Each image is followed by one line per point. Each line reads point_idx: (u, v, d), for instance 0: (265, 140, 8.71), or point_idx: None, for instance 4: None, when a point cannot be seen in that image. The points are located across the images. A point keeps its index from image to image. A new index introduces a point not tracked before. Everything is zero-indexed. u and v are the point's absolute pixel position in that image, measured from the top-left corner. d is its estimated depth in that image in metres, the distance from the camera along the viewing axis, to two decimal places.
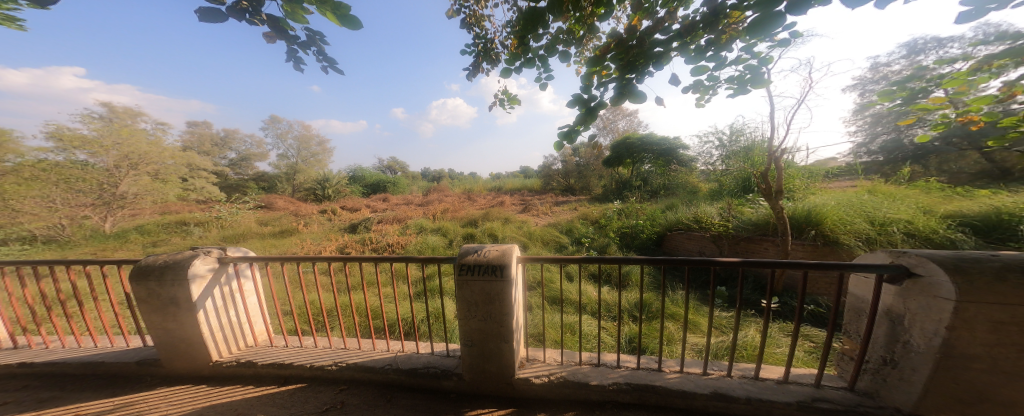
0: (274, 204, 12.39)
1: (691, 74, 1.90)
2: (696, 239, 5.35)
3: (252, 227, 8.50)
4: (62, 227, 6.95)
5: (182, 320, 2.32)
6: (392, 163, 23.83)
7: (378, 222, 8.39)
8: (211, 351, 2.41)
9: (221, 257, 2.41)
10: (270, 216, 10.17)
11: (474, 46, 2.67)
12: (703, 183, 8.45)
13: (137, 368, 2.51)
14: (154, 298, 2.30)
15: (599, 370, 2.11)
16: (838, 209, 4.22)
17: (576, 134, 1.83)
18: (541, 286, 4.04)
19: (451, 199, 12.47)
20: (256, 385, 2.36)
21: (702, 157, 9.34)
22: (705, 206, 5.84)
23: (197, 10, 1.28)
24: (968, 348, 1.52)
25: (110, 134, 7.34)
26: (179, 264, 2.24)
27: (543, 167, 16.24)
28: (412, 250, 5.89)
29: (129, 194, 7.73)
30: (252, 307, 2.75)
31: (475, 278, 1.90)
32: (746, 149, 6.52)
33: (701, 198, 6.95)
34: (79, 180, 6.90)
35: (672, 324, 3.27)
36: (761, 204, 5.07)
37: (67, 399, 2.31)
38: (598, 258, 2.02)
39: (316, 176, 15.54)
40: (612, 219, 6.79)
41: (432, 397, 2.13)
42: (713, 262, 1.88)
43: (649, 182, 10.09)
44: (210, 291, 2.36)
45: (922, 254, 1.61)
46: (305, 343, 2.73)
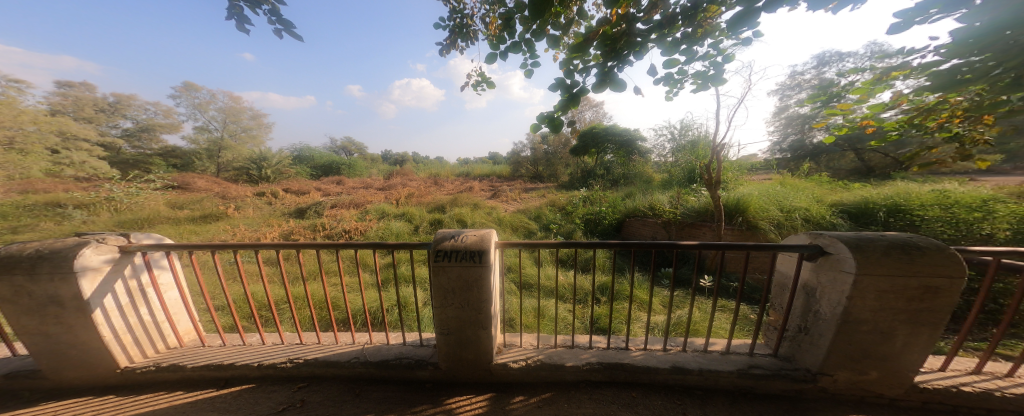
0: (194, 184, 10.70)
1: (663, 66, 1.99)
2: (650, 225, 5.78)
3: (162, 211, 7.25)
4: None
5: (72, 323, 1.94)
6: (347, 143, 22.03)
7: (331, 207, 7.74)
8: (118, 356, 2.07)
9: (123, 245, 2.04)
10: (189, 198, 8.78)
11: (449, 20, 2.51)
12: (656, 172, 9.08)
13: (9, 382, 2.06)
14: (26, 297, 1.88)
15: (573, 352, 2.21)
16: (759, 198, 4.83)
17: (559, 121, 1.80)
18: (511, 272, 4.12)
19: (415, 183, 11.93)
20: (188, 390, 2.09)
21: (656, 149, 9.99)
22: (658, 194, 6.30)
23: None
24: (860, 314, 1.85)
25: None
26: (61, 255, 1.84)
27: (511, 154, 16.21)
28: (373, 236, 5.57)
29: None
30: (173, 303, 2.39)
31: (451, 264, 1.85)
32: (693, 143, 7.12)
33: (654, 187, 7.48)
34: None
35: (630, 306, 3.58)
36: (702, 193, 5.61)
37: None
38: (567, 243, 2.07)
39: (251, 154, 13.75)
40: (576, 206, 7.07)
41: (405, 388, 2.08)
42: (674, 246, 2.00)
43: (611, 171, 10.63)
44: (109, 287, 1.99)
45: (834, 235, 1.91)
46: (249, 341, 2.46)
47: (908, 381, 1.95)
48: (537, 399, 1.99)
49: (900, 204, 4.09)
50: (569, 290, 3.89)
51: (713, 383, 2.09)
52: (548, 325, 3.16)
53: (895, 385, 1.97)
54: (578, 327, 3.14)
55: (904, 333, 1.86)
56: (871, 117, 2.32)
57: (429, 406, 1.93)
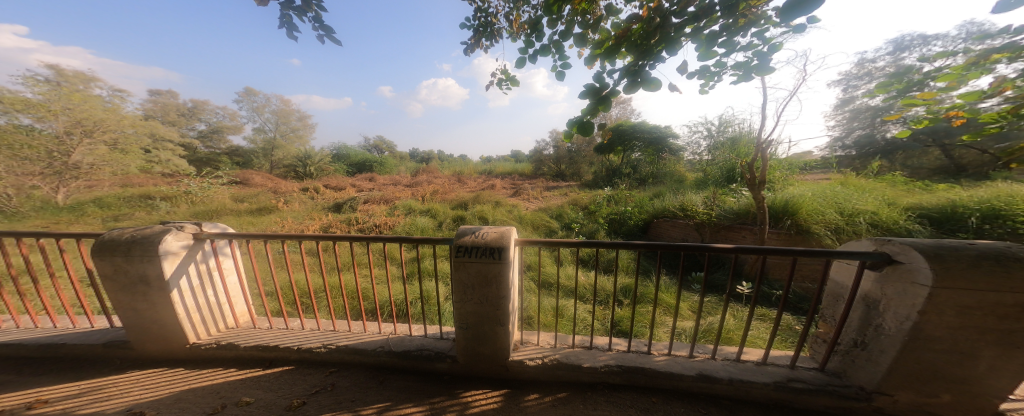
0: (251, 180, 11.80)
1: (699, 59, 1.86)
2: (680, 227, 5.53)
3: (227, 203, 8.12)
4: (10, 197, 6.45)
5: (155, 300, 2.22)
6: (379, 142, 23.12)
7: (364, 202, 8.19)
8: (189, 332, 2.34)
9: (196, 233, 2.31)
10: (247, 193, 9.72)
11: (474, 20, 2.54)
12: (690, 171, 8.60)
13: (105, 350, 2.40)
14: (122, 275, 2.18)
15: (590, 353, 2.17)
16: (813, 200, 4.41)
17: (589, 124, 1.71)
18: (531, 270, 4.17)
19: (441, 180, 12.28)
20: (239, 368, 2.31)
21: (690, 147, 9.48)
22: (691, 194, 5.97)
23: None
24: (934, 331, 1.63)
25: (60, 99, 6.73)
26: (150, 240, 2.11)
27: (534, 151, 16.07)
28: (400, 231, 5.82)
29: (84, 164, 7.17)
30: (233, 286, 2.66)
31: (472, 260, 1.88)
32: (733, 140, 6.64)
33: (687, 187, 7.09)
34: (24, 146, 6.42)
35: (656, 310, 3.44)
36: (743, 194, 5.22)
37: (29, 382, 2.18)
38: (589, 241, 2.01)
39: (297, 153, 14.89)
40: (601, 205, 6.89)
41: (424, 379, 2.16)
42: (707, 248, 1.87)
43: (638, 170, 10.27)
44: (185, 269, 2.26)
45: (905, 242, 1.68)
46: (292, 325, 2.68)
47: (990, 408, 1.71)
48: (552, 397, 1.98)
49: (999, 209, 3.56)
50: (590, 291, 3.82)
51: (744, 395, 1.96)
52: (567, 324, 3.13)
53: (971, 412, 1.73)
54: (600, 328, 3.07)
55: (990, 355, 1.62)
56: (962, 108, 2.00)
57: (445, 398, 1.99)
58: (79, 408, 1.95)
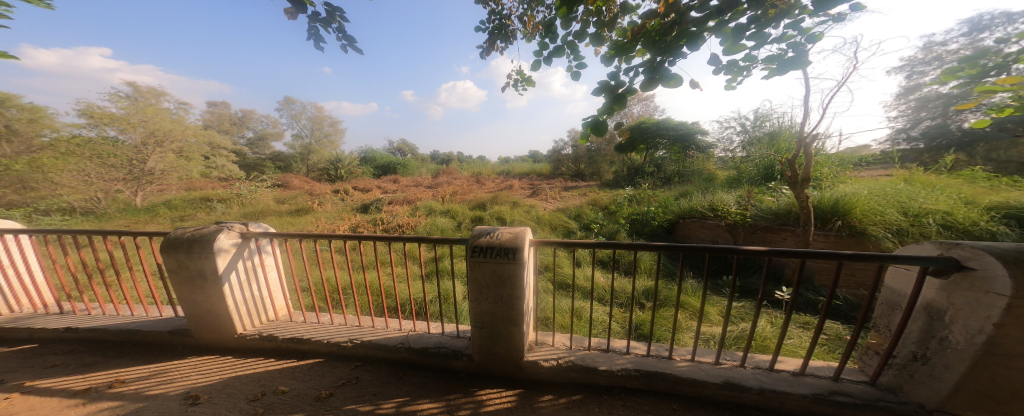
0: (290, 183, 12.61)
1: (725, 54, 1.75)
2: (709, 228, 5.24)
3: (270, 204, 8.76)
4: (97, 200, 7.44)
5: (210, 293, 2.43)
6: (402, 145, 23.89)
7: (388, 203, 8.51)
8: (237, 323, 2.54)
9: (243, 232, 2.50)
10: (288, 195, 10.40)
11: (489, 23, 2.58)
12: (719, 169, 8.14)
13: (171, 337, 2.62)
14: (183, 269, 2.40)
15: (607, 356, 2.12)
16: (869, 199, 3.98)
17: (603, 123, 1.63)
18: (549, 270, 4.17)
19: (460, 181, 12.49)
20: (277, 358, 2.46)
21: (720, 143, 8.99)
22: (721, 194, 5.65)
23: None
24: (1015, 347, 1.43)
25: (137, 113, 7.75)
26: (206, 238, 2.32)
27: (552, 151, 15.91)
28: (422, 231, 5.98)
29: (157, 170, 8.22)
30: (273, 282, 2.85)
31: (486, 260, 1.89)
32: (771, 135, 6.15)
33: (717, 186, 6.75)
34: (110, 155, 7.37)
35: (680, 314, 3.30)
36: (783, 192, 4.80)
37: (109, 363, 2.40)
38: (606, 243, 1.94)
39: (330, 156, 15.72)
40: (622, 204, 6.72)
41: (441, 376, 2.20)
42: (736, 250, 1.76)
43: (663, 168, 9.95)
44: (234, 265, 2.45)
45: (977, 246, 1.48)
46: (323, 319, 2.82)
47: None
48: (567, 400, 1.95)
49: None
50: (610, 293, 3.73)
51: (779, 406, 1.84)
52: (586, 326, 3.07)
53: None
54: (622, 332, 2.98)
55: None
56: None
57: (461, 395, 2.02)
58: (150, 389, 2.14)
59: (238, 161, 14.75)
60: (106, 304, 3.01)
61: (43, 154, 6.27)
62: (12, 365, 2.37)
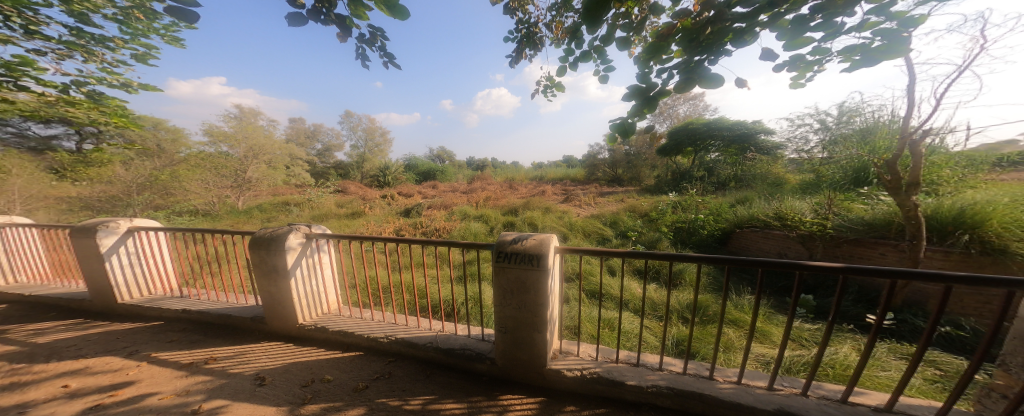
0: (347, 189, 13.83)
1: (787, 48, 1.52)
2: (775, 238, 4.65)
3: (333, 208, 9.70)
4: (214, 204, 9.23)
5: (280, 286, 2.72)
6: (441, 152, 24.97)
7: (427, 207, 8.94)
8: (298, 313, 2.78)
9: (308, 233, 2.79)
10: (346, 199, 11.42)
11: (517, 32, 2.62)
12: (792, 172, 7.33)
13: (251, 322, 2.94)
14: (263, 263, 2.69)
15: (637, 370, 2.00)
16: (1014, 209, 3.01)
17: (631, 125, 1.59)
18: (580, 278, 4.09)
19: (493, 187, 12.74)
20: (325, 349, 2.67)
21: (792, 142, 7.74)
22: (793, 200, 4.94)
23: (288, 17, 1.47)
24: None
25: (241, 130, 9.62)
26: (279, 237, 2.63)
27: (588, 155, 15.52)
28: (456, 235, 6.18)
29: (253, 178, 9.85)
30: (328, 278, 3.11)
31: (511, 265, 1.90)
32: (863, 132, 5.23)
33: (787, 192, 6.03)
34: (224, 167, 9.15)
35: (732, 332, 2.98)
36: (880, 198, 3.90)
37: (207, 342, 2.77)
38: (651, 253, 1.75)
39: (380, 164, 16.96)
40: (664, 211, 6.32)
41: (465, 377, 2.24)
42: (800, 266, 1.51)
43: (716, 172, 9.28)
44: (299, 262, 2.74)
45: None
46: (366, 314, 3.00)
47: None
48: (590, 413, 1.87)
49: None
50: (649, 305, 3.51)
51: None
52: (620, 338, 2.89)
53: None
54: (661, 347, 2.77)
55: None
56: None
57: (484, 398, 2.03)
58: (231, 368, 2.41)
59: (311, 169, 16.80)
60: (217, 288, 3.66)
61: (179, 166, 7.80)
62: (140, 340, 2.81)
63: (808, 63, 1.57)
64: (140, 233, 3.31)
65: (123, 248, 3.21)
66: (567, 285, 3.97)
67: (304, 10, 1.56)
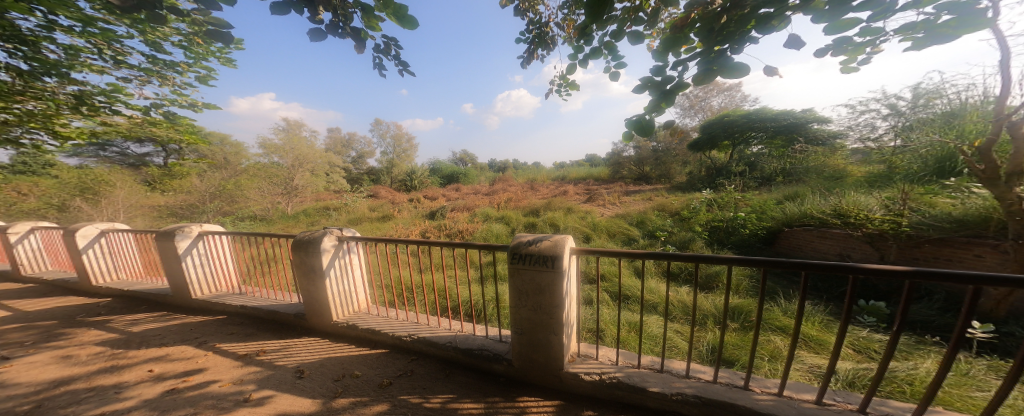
0: (378, 193, 14.48)
1: (830, 31, 1.39)
2: (834, 238, 4.12)
3: (365, 212, 10.20)
4: (268, 210, 9.97)
5: (316, 285, 2.90)
6: (465, 155, 25.46)
7: (451, 210, 9.14)
8: (332, 310, 2.94)
9: (340, 235, 2.95)
10: (377, 203, 11.96)
11: (528, 33, 2.61)
12: (852, 163, 6.11)
13: (294, 318, 3.14)
14: (300, 264, 2.89)
15: (661, 377, 1.90)
16: None
17: (648, 122, 1.53)
18: (606, 281, 3.98)
19: (515, 188, 12.78)
20: (354, 346, 2.80)
21: (854, 130, 6.58)
22: (858, 195, 4.25)
23: (310, 33, 1.57)
24: None
25: (288, 142, 10.56)
26: (315, 239, 2.81)
27: (612, 153, 15.08)
28: (478, 236, 6.26)
29: (298, 185, 10.57)
30: (359, 278, 3.25)
31: (526, 267, 1.90)
32: (947, 116, 4.61)
33: (846, 186, 5.13)
34: (275, 176, 10.05)
35: (779, 339, 2.73)
36: (972, 190, 3.24)
37: (259, 336, 3.01)
38: (692, 255, 1.60)
39: (407, 169, 17.60)
40: (697, 209, 5.99)
41: (483, 377, 2.26)
42: (852, 269, 1.34)
43: (759, 167, 8.61)
44: (333, 262, 2.90)
45: None
46: (392, 313, 3.10)
47: None
48: None
49: None
50: (680, 309, 3.33)
51: None
52: (646, 343, 2.77)
53: None
54: (691, 353, 2.61)
55: None
56: None
57: (501, 399, 2.04)
58: (275, 360, 2.59)
59: (346, 175, 17.82)
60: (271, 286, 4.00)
61: (240, 177, 9.41)
62: (207, 332, 3.11)
63: (857, 45, 1.43)
64: (209, 237, 3.67)
65: (196, 251, 3.58)
66: (593, 288, 3.87)
67: (322, 25, 1.66)
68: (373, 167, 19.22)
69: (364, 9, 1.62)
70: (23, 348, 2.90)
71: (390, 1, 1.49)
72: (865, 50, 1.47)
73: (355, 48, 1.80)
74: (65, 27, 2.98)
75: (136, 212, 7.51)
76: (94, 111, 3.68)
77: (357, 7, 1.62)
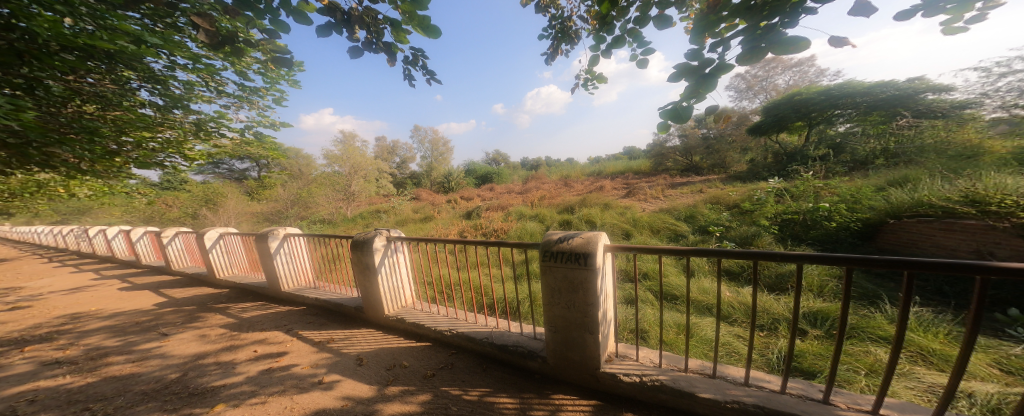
0: (420, 196, 15.23)
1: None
2: (968, 232, 3.28)
3: (409, 214, 10.77)
4: (333, 213, 11.05)
5: (370, 281, 3.14)
6: (496, 155, 25.83)
7: (486, 209, 9.32)
8: (383, 304, 3.16)
9: (389, 236, 3.17)
10: (419, 205, 12.56)
11: (551, 29, 2.58)
12: (995, 136, 4.85)
13: (354, 311, 3.44)
14: (357, 262, 3.16)
15: (714, 383, 1.75)
16: None
17: (684, 109, 1.43)
18: (654, 280, 3.79)
19: (548, 185, 12.68)
20: (400, 338, 2.98)
21: (992, 97, 5.46)
22: (1001, 176, 3.49)
23: (349, 51, 1.71)
24: None
25: (345, 152, 11.58)
26: (367, 239, 3.07)
27: (653, 144, 14.24)
28: (512, 235, 6.31)
29: (355, 191, 11.47)
30: (406, 276, 3.41)
31: (558, 264, 1.88)
32: None
33: (984, 165, 4.21)
34: (338, 183, 11.08)
35: (880, 350, 2.24)
36: None
37: (328, 326, 3.34)
38: (747, 251, 1.39)
39: (444, 171, 18.28)
40: (761, 201, 5.46)
41: (518, 373, 2.29)
42: (987, 270, 0.99)
43: (843, 149, 7.50)
44: (383, 261, 3.11)
45: None
46: (435, 309, 3.24)
47: None
48: None
49: None
50: (741, 311, 3.06)
51: None
52: (697, 346, 2.59)
53: None
54: (753, 360, 2.36)
55: None
56: None
57: (536, 396, 2.04)
58: (341, 348, 2.86)
59: (392, 179, 19.00)
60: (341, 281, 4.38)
61: (311, 186, 10.61)
62: (293, 320, 3.52)
63: (961, 0, 1.20)
64: (292, 238, 4.13)
65: (282, 250, 4.05)
66: (640, 287, 3.70)
67: (359, 43, 1.79)
68: (415, 171, 20.34)
69: (393, 24, 1.71)
70: (176, 326, 3.56)
71: (415, 13, 1.56)
72: (976, 5, 1.23)
73: (387, 62, 1.91)
74: (176, 57, 3.34)
75: (241, 219, 9.73)
76: (209, 135, 4.13)
77: (387, 22, 1.72)
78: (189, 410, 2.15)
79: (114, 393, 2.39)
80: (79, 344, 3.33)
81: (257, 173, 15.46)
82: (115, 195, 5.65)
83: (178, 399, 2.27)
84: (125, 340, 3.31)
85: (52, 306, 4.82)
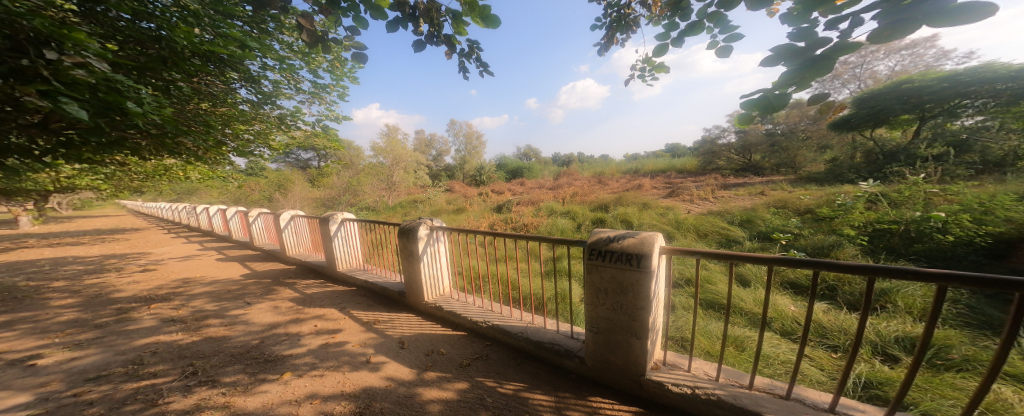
0: (454, 187, 15.57)
1: None
2: None
3: (443, 205, 11.07)
4: (378, 201, 11.62)
5: (413, 267, 3.28)
6: (529, 150, 25.71)
7: (518, 204, 9.34)
8: (423, 291, 3.28)
9: (432, 225, 3.28)
10: (452, 197, 12.87)
11: (606, 17, 2.50)
12: None
13: (397, 295, 3.61)
14: (403, 248, 3.32)
15: (782, 405, 1.60)
16: None
17: (778, 99, 1.26)
18: (705, 288, 3.59)
19: (582, 182, 12.45)
20: (438, 326, 3.09)
21: None
22: None
23: (415, 45, 1.77)
24: None
25: (389, 144, 12.14)
26: (413, 227, 3.20)
27: (704, 141, 13.38)
28: (544, 230, 6.29)
29: (396, 182, 12.00)
30: (445, 265, 3.47)
31: (606, 264, 1.85)
32: None
33: None
34: (380, 173, 11.65)
35: (1007, 389, 1.90)
36: None
37: (375, 308, 3.54)
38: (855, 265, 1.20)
39: (478, 165, 18.54)
40: (846, 207, 4.93)
41: (555, 371, 2.29)
42: None
43: (959, 151, 6.43)
44: (426, 249, 3.23)
45: None
46: (470, 300, 3.31)
47: None
48: None
49: None
50: (812, 330, 2.83)
51: None
52: (753, 362, 2.42)
53: None
54: (822, 383, 2.16)
55: None
56: None
57: (573, 396, 2.04)
58: (385, 330, 3.02)
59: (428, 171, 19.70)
60: (387, 266, 4.62)
61: (359, 176, 11.28)
62: (345, 299, 3.78)
63: None
64: (348, 222, 4.39)
65: (340, 234, 4.34)
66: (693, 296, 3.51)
67: (422, 36, 1.85)
68: (450, 164, 20.86)
69: (454, 16, 1.74)
70: (254, 297, 3.97)
71: (475, 4, 1.58)
72: None
73: (446, 54, 1.95)
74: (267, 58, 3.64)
75: (305, 203, 10.61)
76: (289, 128, 4.54)
77: (449, 15, 1.76)
78: (263, 374, 2.38)
79: (206, 352, 2.72)
80: (187, 305, 3.81)
81: (316, 162, 16.83)
82: (216, 178, 6.43)
83: (256, 364, 2.52)
84: (219, 305, 3.74)
85: (166, 270, 5.64)
